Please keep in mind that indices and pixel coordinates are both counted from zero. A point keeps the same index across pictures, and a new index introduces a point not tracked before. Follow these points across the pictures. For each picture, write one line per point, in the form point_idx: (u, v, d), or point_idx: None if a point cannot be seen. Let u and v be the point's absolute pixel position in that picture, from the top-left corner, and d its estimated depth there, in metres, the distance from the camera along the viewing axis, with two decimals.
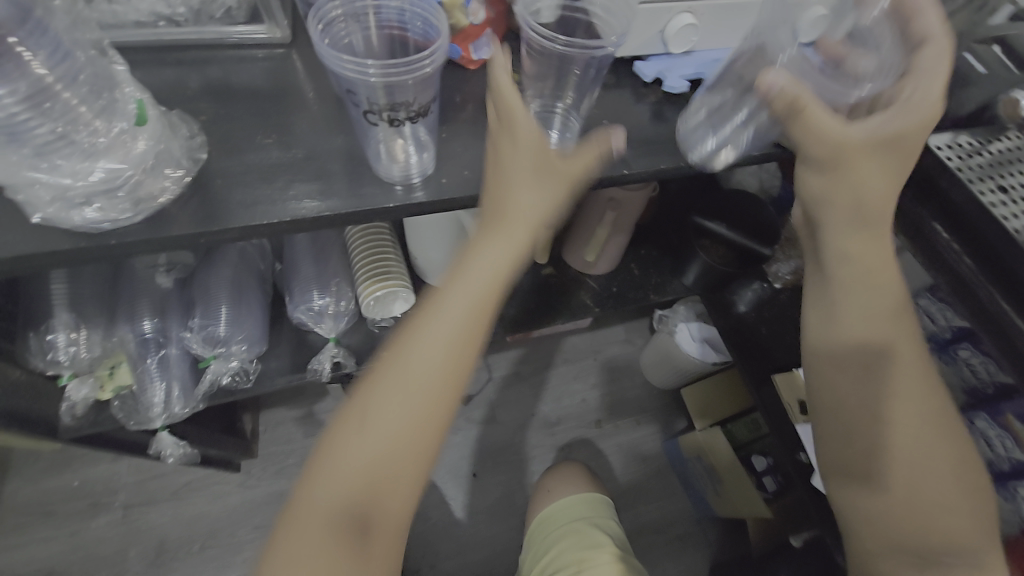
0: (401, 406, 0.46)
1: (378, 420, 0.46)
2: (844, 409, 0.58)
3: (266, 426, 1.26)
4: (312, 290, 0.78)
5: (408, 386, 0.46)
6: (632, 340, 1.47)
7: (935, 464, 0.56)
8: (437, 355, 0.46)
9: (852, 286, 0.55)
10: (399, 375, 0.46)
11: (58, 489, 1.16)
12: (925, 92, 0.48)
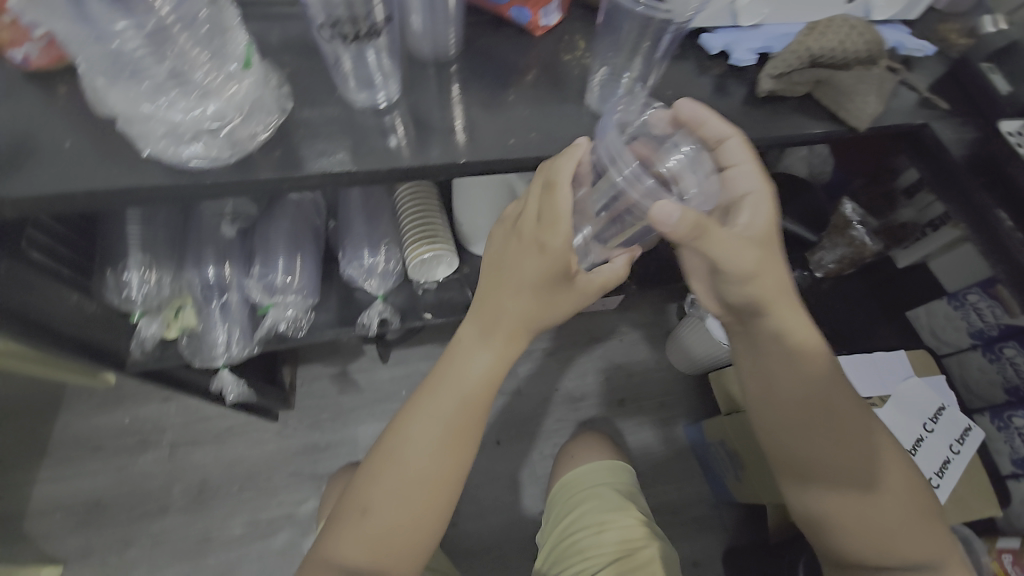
0: (451, 418, 0.56)
1: (434, 417, 0.55)
2: (804, 445, 0.60)
3: (302, 381, 1.33)
4: (363, 248, 0.81)
5: (448, 401, 0.56)
6: (659, 325, 1.47)
7: (891, 486, 0.58)
8: (480, 375, 0.56)
9: (775, 350, 0.61)
10: (454, 386, 0.56)
11: (111, 425, 1.25)
12: (748, 180, 0.55)
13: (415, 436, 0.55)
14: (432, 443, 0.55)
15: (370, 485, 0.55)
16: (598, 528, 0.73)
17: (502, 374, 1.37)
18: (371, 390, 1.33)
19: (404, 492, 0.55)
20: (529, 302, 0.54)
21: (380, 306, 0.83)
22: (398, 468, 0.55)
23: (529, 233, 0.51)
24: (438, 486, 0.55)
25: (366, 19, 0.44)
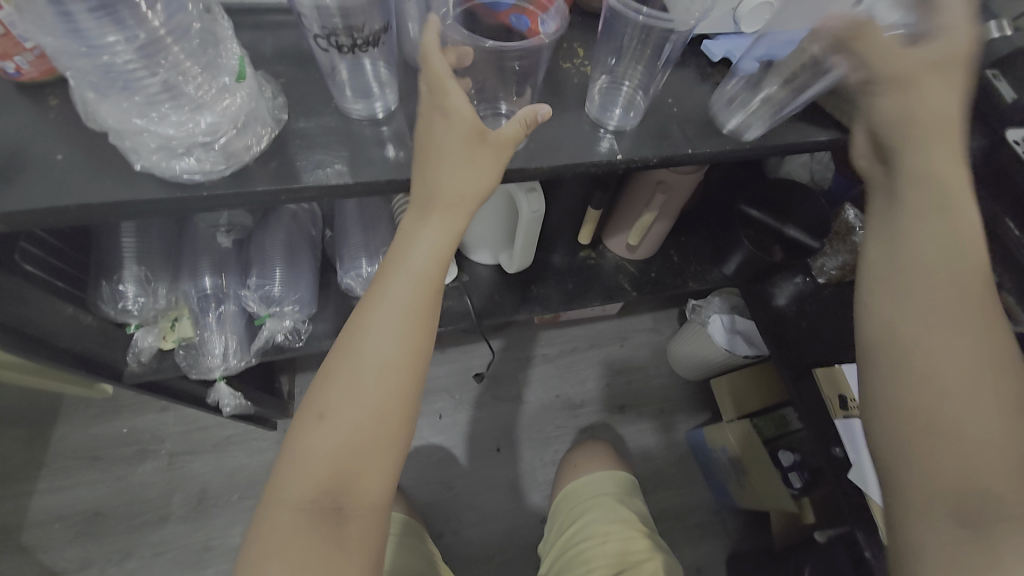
0: (372, 374, 0.48)
1: (379, 320, 0.48)
2: (897, 398, 0.45)
3: (301, 389, 1.32)
4: (361, 257, 0.81)
5: (371, 357, 0.48)
6: (660, 330, 1.47)
7: (1007, 461, 0.41)
8: (397, 319, 0.48)
9: (913, 275, 0.48)
10: (382, 320, 0.48)
11: (109, 434, 1.24)
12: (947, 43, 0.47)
13: (361, 349, 0.48)
14: (380, 361, 0.48)
15: (316, 398, 0.48)
16: (601, 538, 0.72)
17: (502, 381, 1.36)
18: None
19: (323, 477, 0.46)
20: (455, 194, 0.47)
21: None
22: (338, 387, 0.48)
23: (452, 150, 0.47)
24: (377, 441, 0.47)
25: (362, 28, 0.44)
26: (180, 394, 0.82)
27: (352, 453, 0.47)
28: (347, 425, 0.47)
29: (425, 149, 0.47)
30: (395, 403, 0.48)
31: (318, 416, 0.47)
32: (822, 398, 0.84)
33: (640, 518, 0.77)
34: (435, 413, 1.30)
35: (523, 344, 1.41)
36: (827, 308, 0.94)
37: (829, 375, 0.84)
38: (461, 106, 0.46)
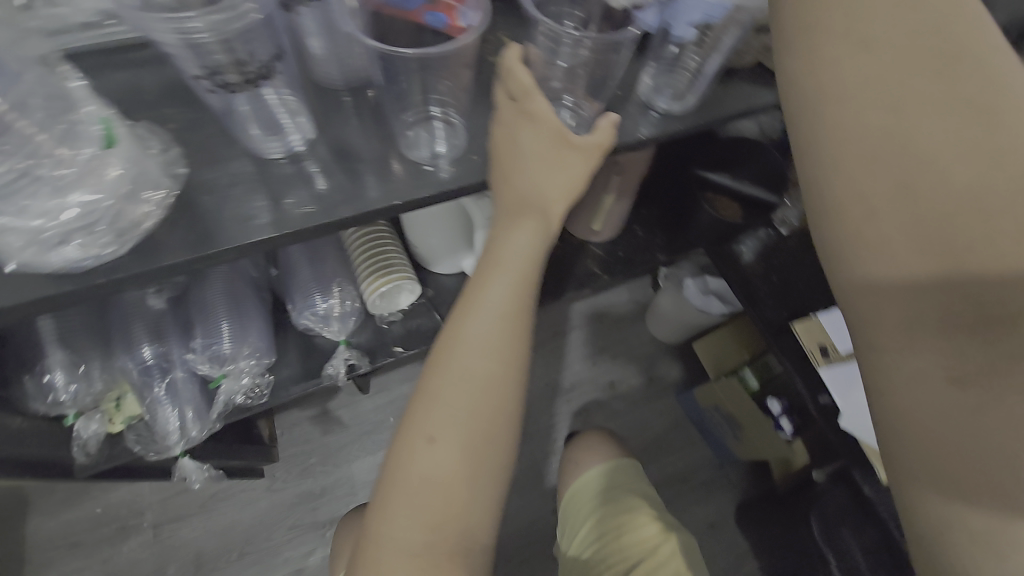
0: (478, 399, 0.48)
1: (476, 330, 0.48)
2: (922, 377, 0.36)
3: (283, 429, 1.26)
4: (314, 294, 0.74)
5: (472, 377, 0.48)
6: (636, 299, 1.47)
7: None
8: (489, 343, 0.48)
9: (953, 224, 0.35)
10: (474, 347, 0.48)
11: (83, 517, 1.15)
12: None
13: (460, 364, 0.48)
14: (469, 393, 0.48)
15: (411, 441, 0.48)
16: (615, 533, 0.73)
17: None
18: (357, 424, 1.28)
19: (433, 509, 0.47)
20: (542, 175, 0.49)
21: (344, 351, 0.77)
22: (421, 436, 0.48)
23: (530, 143, 0.47)
24: (479, 464, 0.49)
25: (250, 60, 0.38)
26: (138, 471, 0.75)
27: (466, 478, 0.48)
28: (457, 458, 0.48)
29: (510, 148, 0.47)
30: (503, 416, 0.50)
31: (419, 451, 0.47)
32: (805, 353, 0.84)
33: (654, 505, 0.76)
34: None
35: None
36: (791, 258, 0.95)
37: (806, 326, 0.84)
38: (547, 111, 0.46)
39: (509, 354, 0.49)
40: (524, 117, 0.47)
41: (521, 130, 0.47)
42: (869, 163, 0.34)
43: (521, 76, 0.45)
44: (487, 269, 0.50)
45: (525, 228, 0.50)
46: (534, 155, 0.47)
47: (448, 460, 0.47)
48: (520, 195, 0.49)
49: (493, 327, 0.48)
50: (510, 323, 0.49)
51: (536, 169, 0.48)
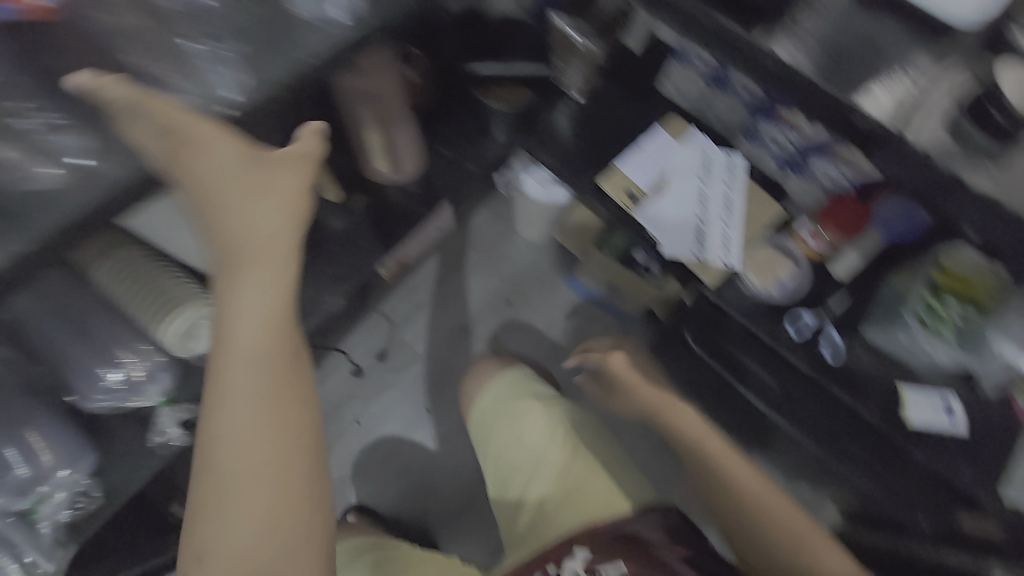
0: (259, 411, 0.54)
1: (234, 352, 0.54)
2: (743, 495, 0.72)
3: None
4: (96, 374, 0.68)
5: (245, 397, 0.54)
6: (501, 214, 1.48)
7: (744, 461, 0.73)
8: (253, 365, 0.54)
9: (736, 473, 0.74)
10: (235, 367, 0.54)
11: None
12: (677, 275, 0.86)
13: (227, 388, 0.54)
14: (254, 415, 0.54)
15: (211, 472, 0.54)
16: (517, 434, 0.87)
17: (393, 353, 1.35)
18: None
19: (261, 526, 0.54)
20: (244, 205, 0.52)
21: (170, 412, 0.74)
22: (216, 463, 0.54)
23: (215, 181, 0.51)
24: (294, 466, 0.56)
25: None
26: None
27: (281, 487, 0.55)
28: (256, 474, 0.54)
29: (205, 194, 0.51)
30: (298, 424, 0.57)
31: (218, 476, 0.54)
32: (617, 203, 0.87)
33: (544, 398, 0.91)
34: (354, 422, 1.29)
35: (392, 309, 1.39)
36: (593, 115, 0.93)
37: (609, 178, 0.87)
38: (210, 137, 0.50)
39: (288, 367, 0.57)
40: (179, 144, 0.48)
41: (191, 157, 0.49)
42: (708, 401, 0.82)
43: (158, 105, 0.48)
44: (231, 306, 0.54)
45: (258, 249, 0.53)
46: (228, 191, 0.52)
47: (252, 479, 0.54)
48: (223, 227, 0.52)
49: (261, 348, 0.54)
50: (277, 330, 0.55)
51: (239, 201, 0.52)
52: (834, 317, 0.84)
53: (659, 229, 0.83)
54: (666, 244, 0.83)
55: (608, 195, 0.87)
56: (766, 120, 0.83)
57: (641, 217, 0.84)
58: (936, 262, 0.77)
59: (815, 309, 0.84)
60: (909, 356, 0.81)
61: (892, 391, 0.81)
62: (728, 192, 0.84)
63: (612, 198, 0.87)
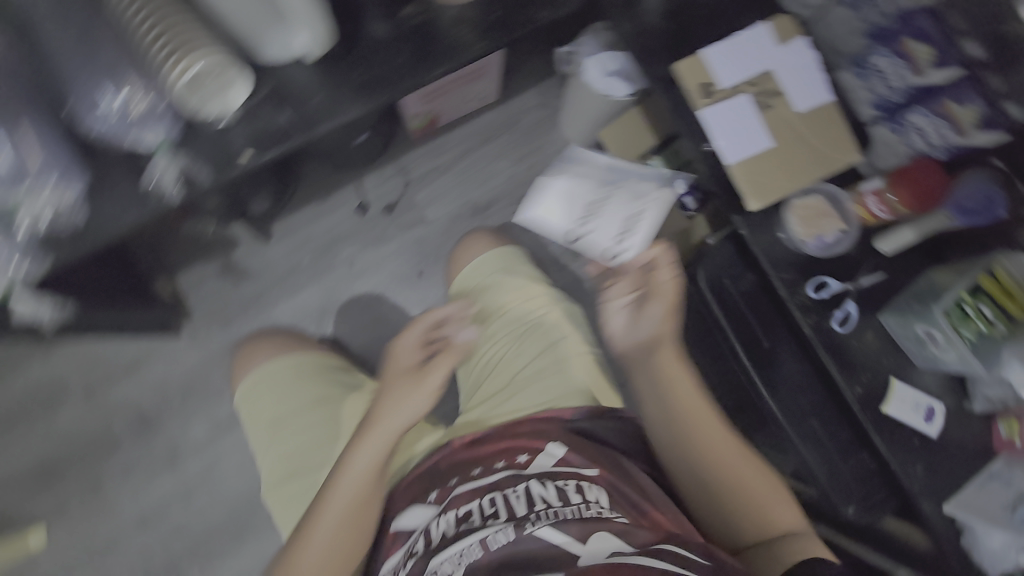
0: (357, 507, 0.67)
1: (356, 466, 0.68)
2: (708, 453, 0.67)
3: (190, 286, 1.23)
4: (94, 90, 0.67)
5: (352, 484, 0.68)
6: (548, 103, 1.39)
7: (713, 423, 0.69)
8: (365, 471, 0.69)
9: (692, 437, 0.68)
10: (354, 472, 0.68)
11: (7, 396, 1.14)
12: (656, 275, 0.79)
13: (342, 479, 0.68)
14: (357, 474, 0.68)
15: (320, 512, 0.67)
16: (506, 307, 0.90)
17: (400, 209, 1.32)
18: (269, 270, 1.26)
19: (339, 530, 0.66)
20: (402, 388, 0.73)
21: (163, 159, 0.72)
22: (322, 520, 0.67)
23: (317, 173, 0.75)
24: (363, 496, 0.68)
25: None
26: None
27: (358, 518, 0.67)
28: (346, 527, 0.67)
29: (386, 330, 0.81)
30: (375, 478, 0.68)
31: (321, 524, 0.67)
32: (685, 93, 0.78)
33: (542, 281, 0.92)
34: (346, 263, 1.29)
35: (410, 165, 1.34)
36: None
37: (689, 63, 0.76)
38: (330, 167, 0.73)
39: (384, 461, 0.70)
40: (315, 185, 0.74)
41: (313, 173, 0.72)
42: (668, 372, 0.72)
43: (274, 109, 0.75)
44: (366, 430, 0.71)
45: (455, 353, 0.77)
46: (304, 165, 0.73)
47: (338, 512, 0.67)
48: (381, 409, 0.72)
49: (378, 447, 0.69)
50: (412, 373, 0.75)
51: None
52: (858, 292, 0.80)
53: (720, 138, 0.76)
54: (725, 154, 0.76)
55: (681, 82, 0.77)
56: (887, 48, 0.73)
57: (704, 115, 0.77)
58: (989, 265, 0.72)
59: (841, 279, 0.80)
60: (914, 353, 0.79)
61: (883, 382, 0.80)
62: (804, 120, 0.75)
63: (683, 85, 0.78)
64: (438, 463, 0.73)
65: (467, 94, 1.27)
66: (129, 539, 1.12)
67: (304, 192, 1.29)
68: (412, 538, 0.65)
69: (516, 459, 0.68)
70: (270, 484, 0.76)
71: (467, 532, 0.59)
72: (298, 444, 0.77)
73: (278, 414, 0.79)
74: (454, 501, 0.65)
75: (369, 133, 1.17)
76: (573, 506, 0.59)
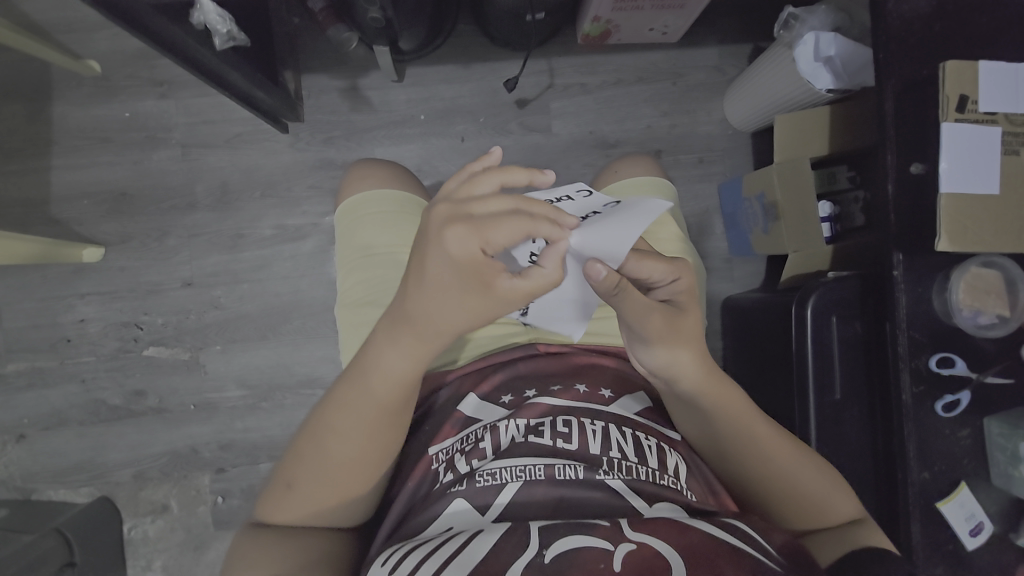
0: (370, 428, 0.59)
1: (371, 386, 0.58)
2: (743, 456, 0.64)
3: (310, 92, 1.21)
4: None
5: (365, 409, 0.59)
6: (722, 70, 1.27)
7: (755, 429, 0.64)
8: (382, 397, 0.58)
9: (728, 437, 0.64)
10: (368, 398, 0.59)
11: (115, 115, 1.18)
12: (671, 285, 0.59)
13: (352, 399, 0.59)
14: (371, 395, 0.58)
15: (327, 420, 0.60)
16: None
17: (531, 109, 1.26)
18: (385, 111, 1.23)
19: (354, 449, 0.60)
20: (438, 306, 0.51)
21: None
22: (330, 435, 0.59)
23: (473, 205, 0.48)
24: (382, 418, 0.59)
25: None
26: (172, 15, 0.77)
27: (374, 439, 0.60)
28: (358, 443, 0.60)
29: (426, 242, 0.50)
30: (400, 404, 0.60)
31: (329, 438, 0.59)
32: (935, 101, 0.70)
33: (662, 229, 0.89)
34: (457, 137, 1.25)
35: (558, 70, 1.26)
36: (976, 7, 0.72)
37: (959, 69, 0.68)
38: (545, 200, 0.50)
39: (412, 383, 0.59)
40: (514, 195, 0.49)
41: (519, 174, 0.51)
42: (710, 371, 0.63)
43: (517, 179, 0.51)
44: (384, 350, 0.57)
45: (516, 232, 0.47)
46: (495, 180, 0.50)
47: (350, 434, 0.59)
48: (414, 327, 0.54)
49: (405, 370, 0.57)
50: (470, 276, 0.48)
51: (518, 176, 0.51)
52: (977, 386, 0.74)
53: (948, 164, 0.69)
54: (942, 181, 0.70)
55: (939, 86, 0.69)
56: None
57: (946, 130, 0.69)
58: None
59: (967, 365, 0.74)
60: (996, 467, 0.74)
61: (951, 481, 0.74)
62: None
63: (937, 90, 0.70)
64: (517, 364, 0.73)
65: (653, 21, 1.14)
66: (172, 291, 1.18)
67: (449, 49, 1.24)
68: (476, 427, 0.66)
69: (599, 391, 0.68)
70: (344, 305, 0.79)
71: (536, 449, 0.61)
72: (380, 276, 0.77)
73: (371, 244, 0.79)
74: (525, 409, 0.65)
75: (544, 15, 1.10)
76: (647, 468, 0.61)
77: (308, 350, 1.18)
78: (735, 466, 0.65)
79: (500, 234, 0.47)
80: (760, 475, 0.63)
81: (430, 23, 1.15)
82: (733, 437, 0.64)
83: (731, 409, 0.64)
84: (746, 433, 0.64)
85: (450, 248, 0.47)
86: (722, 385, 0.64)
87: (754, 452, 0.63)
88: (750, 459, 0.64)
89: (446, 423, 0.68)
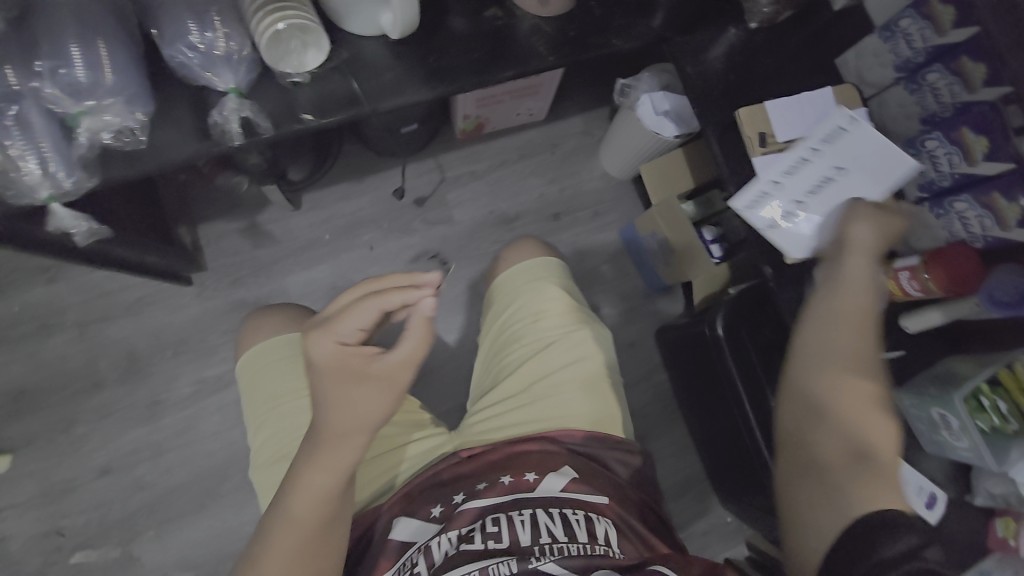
0: (300, 564, 0.61)
1: (291, 518, 0.61)
2: (848, 406, 0.67)
3: (209, 240, 1.22)
4: (187, 22, 0.68)
5: (288, 546, 0.61)
6: (591, 133, 1.41)
7: (856, 378, 0.68)
8: (304, 524, 0.61)
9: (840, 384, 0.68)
10: (288, 532, 0.61)
11: (1, 312, 1.13)
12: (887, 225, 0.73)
13: (276, 538, 0.61)
14: (293, 527, 0.61)
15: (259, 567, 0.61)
16: (534, 318, 0.82)
17: (430, 204, 1.33)
18: (290, 240, 1.26)
19: None
20: (331, 404, 0.61)
21: (234, 102, 0.71)
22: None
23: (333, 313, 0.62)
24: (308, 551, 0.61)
25: None
26: (34, 217, 0.77)
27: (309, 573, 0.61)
28: None
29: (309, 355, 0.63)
30: (324, 529, 0.62)
31: None
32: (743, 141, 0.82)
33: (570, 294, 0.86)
34: (365, 247, 1.28)
35: (447, 164, 1.35)
36: (757, 56, 0.86)
37: (750, 113, 0.80)
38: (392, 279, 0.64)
39: (331, 504, 0.62)
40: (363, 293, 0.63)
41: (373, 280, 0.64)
42: (837, 320, 0.70)
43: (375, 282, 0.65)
44: (299, 479, 0.61)
45: (364, 315, 0.60)
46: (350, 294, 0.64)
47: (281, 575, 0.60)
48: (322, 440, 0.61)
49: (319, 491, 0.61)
50: (340, 365, 0.60)
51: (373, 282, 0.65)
52: None
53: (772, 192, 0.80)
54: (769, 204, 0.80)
55: (740, 131, 0.81)
56: (940, 133, 0.77)
57: (758, 163, 0.80)
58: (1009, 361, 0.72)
59: None
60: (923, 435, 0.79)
61: None
62: None
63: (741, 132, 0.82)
64: (440, 471, 0.72)
65: (517, 108, 1.27)
66: (88, 484, 1.08)
67: (339, 170, 1.30)
68: (412, 552, 0.64)
69: (525, 476, 0.70)
70: (258, 465, 0.76)
71: (470, 557, 0.61)
72: (289, 426, 0.76)
73: (275, 394, 0.78)
74: (456, 519, 0.65)
75: (417, 125, 1.20)
76: (577, 542, 0.62)
77: (254, 503, 1.09)
78: (844, 421, 0.66)
79: (348, 320, 0.60)
80: (867, 422, 0.66)
81: (314, 152, 1.21)
82: (841, 384, 0.67)
83: (837, 356, 0.69)
84: (849, 378, 0.68)
85: (313, 352, 0.61)
86: (844, 329, 0.70)
87: (858, 403, 0.67)
88: (853, 406, 0.67)
89: (380, 557, 0.65)
